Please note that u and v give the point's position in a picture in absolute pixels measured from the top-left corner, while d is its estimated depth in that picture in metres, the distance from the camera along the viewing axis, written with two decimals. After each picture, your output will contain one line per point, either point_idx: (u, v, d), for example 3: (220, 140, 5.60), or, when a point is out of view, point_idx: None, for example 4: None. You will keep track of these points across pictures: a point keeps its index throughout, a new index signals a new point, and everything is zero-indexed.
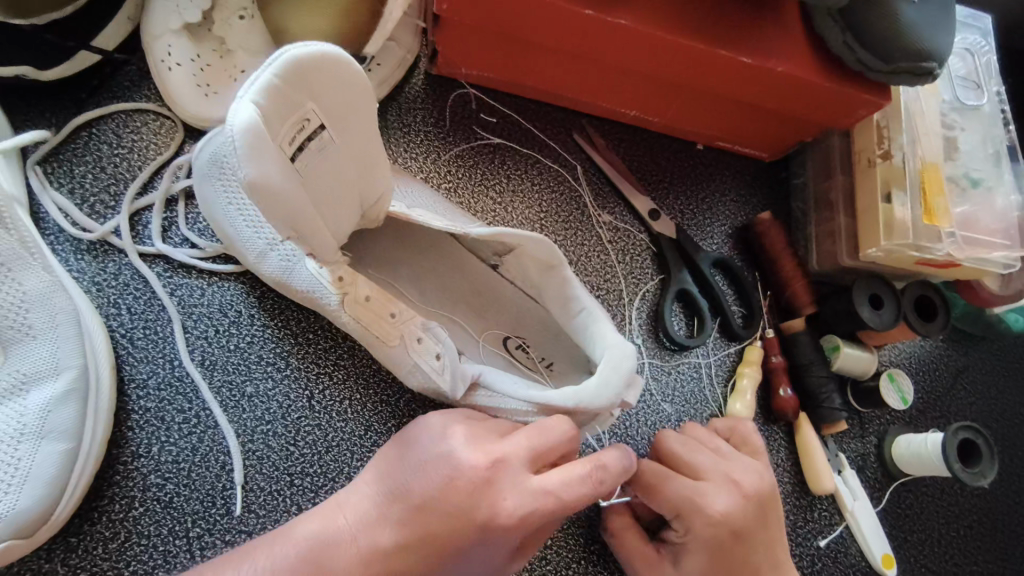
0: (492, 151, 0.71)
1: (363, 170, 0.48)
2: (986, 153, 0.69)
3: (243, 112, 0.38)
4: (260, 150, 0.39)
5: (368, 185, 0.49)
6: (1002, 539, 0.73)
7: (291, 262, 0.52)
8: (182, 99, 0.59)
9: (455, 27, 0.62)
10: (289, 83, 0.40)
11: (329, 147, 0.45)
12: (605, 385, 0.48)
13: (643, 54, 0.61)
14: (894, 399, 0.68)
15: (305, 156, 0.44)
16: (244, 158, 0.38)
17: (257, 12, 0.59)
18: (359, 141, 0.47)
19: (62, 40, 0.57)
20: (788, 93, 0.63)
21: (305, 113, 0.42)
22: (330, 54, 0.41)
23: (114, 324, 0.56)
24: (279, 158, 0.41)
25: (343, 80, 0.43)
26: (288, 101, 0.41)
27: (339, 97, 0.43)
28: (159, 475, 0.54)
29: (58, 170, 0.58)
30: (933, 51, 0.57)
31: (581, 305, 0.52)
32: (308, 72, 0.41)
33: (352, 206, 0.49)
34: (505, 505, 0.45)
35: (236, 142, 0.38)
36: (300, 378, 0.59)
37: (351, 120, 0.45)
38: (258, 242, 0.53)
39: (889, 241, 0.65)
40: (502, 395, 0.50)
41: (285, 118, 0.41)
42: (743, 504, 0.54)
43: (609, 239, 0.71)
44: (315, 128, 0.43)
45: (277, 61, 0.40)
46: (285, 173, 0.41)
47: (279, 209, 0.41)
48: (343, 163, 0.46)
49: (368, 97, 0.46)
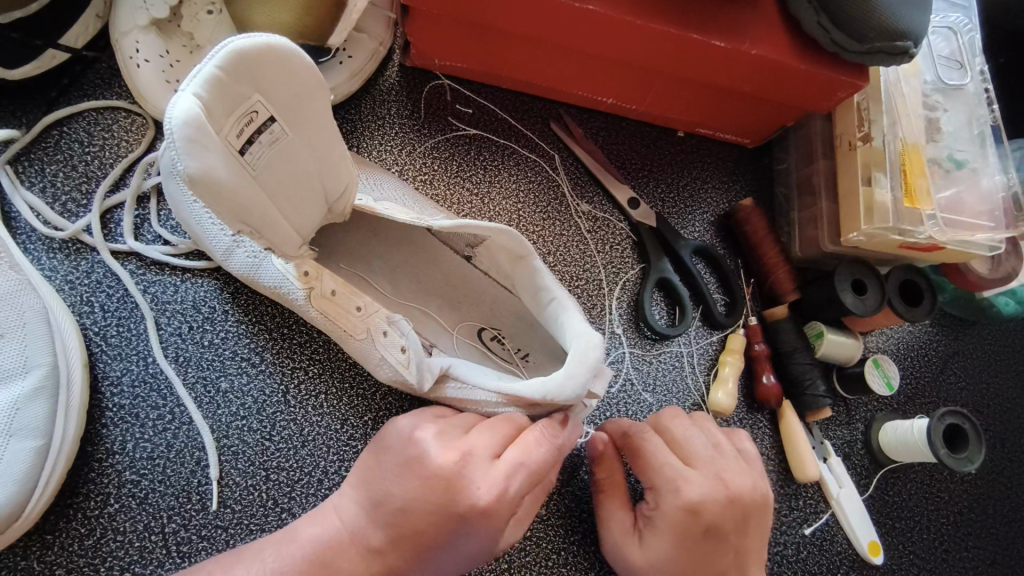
0: (468, 142, 0.70)
1: (319, 161, 0.48)
2: (969, 133, 0.68)
3: (183, 104, 0.38)
4: (202, 142, 0.38)
5: (327, 176, 0.49)
6: (992, 524, 0.72)
7: (257, 259, 0.53)
8: (152, 96, 0.59)
9: (424, 17, 0.61)
10: (232, 75, 0.40)
11: (281, 139, 0.45)
12: (572, 375, 0.47)
13: (613, 40, 0.60)
14: (877, 383, 0.67)
15: (256, 149, 0.43)
16: (184, 151, 0.38)
17: (225, 7, 0.59)
18: (314, 133, 0.47)
19: (28, 38, 0.56)
20: (763, 76, 0.62)
21: (253, 105, 0.41)
22: (275, 45, 0.41)
23: (88, 322, 0.56)
24: (224, 152, 0.40)
25: (291, 73, 0.43)
26: (232, 93, 0.40)
27: (288, 87, 0.43)
28: (133, 471, 0.54)
29: (29, 170, 0.58)
30: (908, 30, 0.56)
31: (552, 295, 0.52)
32: (252, 63, 0.40)
33: (312, 197, 0.49)
34: (474, 492, 0.44)
35: (173, 135, 0.37)
36: (275, 373, 0.59)
37: (303, 111, 0.45)
38: (223, 239, 0.54)
39: (869, 225, 0.64)
40: (470, 387, 0.50)
41: (232, 111, 0.41)
42: (721, 499, 0.51)
43: (588, 228, 0.71)
44: (263, 120, 0.43)
45: (220, 53, 0.39)
46: (231, 166, 0.41)
47: (223, 201, 0.41)
48: (295, 156, 0.46)
49: (321, 90, 0.45)
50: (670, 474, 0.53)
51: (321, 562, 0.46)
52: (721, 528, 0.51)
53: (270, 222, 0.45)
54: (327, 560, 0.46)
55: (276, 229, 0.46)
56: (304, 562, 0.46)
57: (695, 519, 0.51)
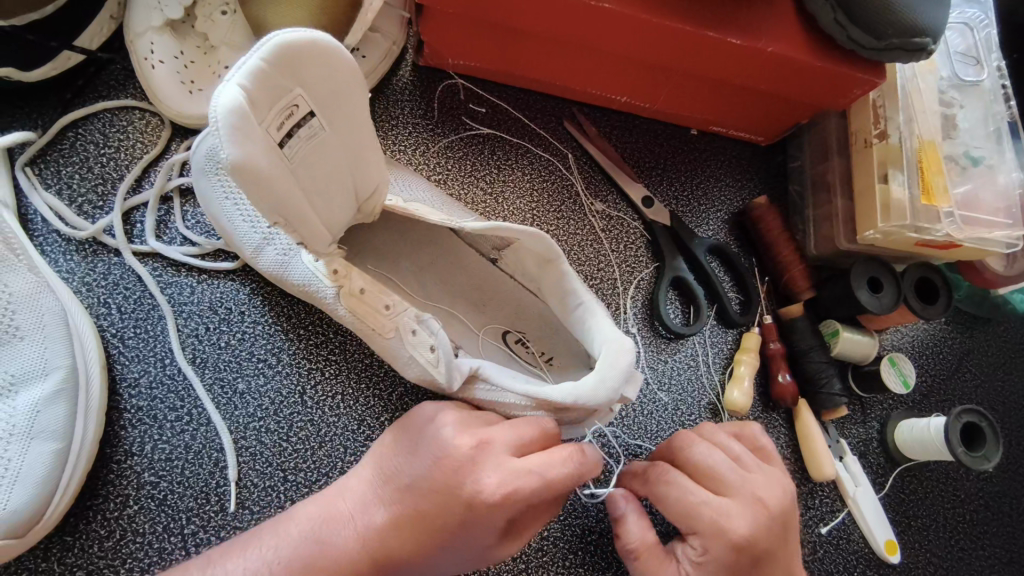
0: (482, 141, 0.70)
1: (355, 158, 0.48)
2: (985, 130, 0.67)
3: (227, 95, 0.38)
4: (244, 132, 0.38)
5: (360, 174, 0.49)
6: (1008, 523, 0.72)
7: (286, 257, 0.54)
8: (165, 96, 0.59)
9: (438, 17, 0.61)
10: (276, 69, 0.40)
11: (320, 134, 0.44)
12: (604, 380, 0.47)
13: (628, 38, 0.59)
14: (894, 383, 0.67)
15: (294, 142, 0.43)
16: (227, 139, 0.37)
17: (239, 8, 0.59)
18: (352, 130, 0.47)
19: (44, 39, 0.56)
20: (779, 73, 0.62)
21: (294, 98, 0.41)
22: (318, 40, 0.41)
23: (105, 323, 0.56)
24: (265, 143, 0.40)
25: (332, 69, 0.43)
26: (275, 86, 0.40)
27: (329, 82, 0.43)
28: (152, 472, 0.54)
29: (46, 171, 0.58)
30: (926, 26, 0.56)
31: (579, 299, 0.52)
32: (297, 57, 0.40)
33: (345, 195, 0.49)
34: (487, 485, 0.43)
35: (218, 122, 0.37)
36: (292, 373, 0.58)
37: (342, 107, 0.45)
38: (254, 237, 0.55)
39: (886, 223, 0.64)
40: (500, 389, 0.49)
41: (274, 103, 0.40)
42: (767, 530, 0.50)
43: (601, 228, 0.71)
44: (304, 113, 0.43)
45: (265, 46, 0.39)
46: (271, 157, 0.41)
47: (263, 192, 0.40)
48: (332, 151, 0.46)
49: (359, 86, 0.45)
50: (704, 507, 0.50)
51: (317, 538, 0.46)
52: (769, 554, 0.50)
53: (305, 217, 0.44)
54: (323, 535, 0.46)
55: (309, 224, 0.45)
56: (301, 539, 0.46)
57: (743, 552, 0.49)
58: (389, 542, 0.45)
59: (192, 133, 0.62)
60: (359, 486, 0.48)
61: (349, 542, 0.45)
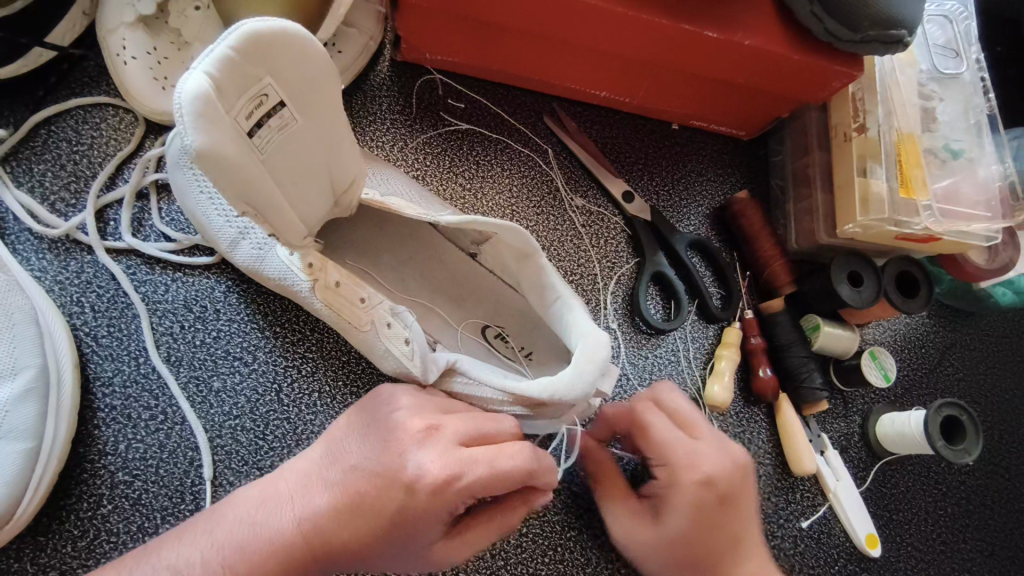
0: (460, 136, 0.69)
1: (328, 150, 0.47)
2: (966, 123, 0.67)
3: (192, 82, 0.37)
4: (210, 119, 0.38)
5: (335, 167, 0.49)
6: (989, 516, 0.72)
7: (262, 250, 0.54)
8: (138, 91, 0.58)
9: (414, 11, 0.61)
10: (245, 57, 0.39)
11: (291, 125, 0.44)
12: (580, 375, 0.47)
13: (605, 31, 0.59)
14: (874, 376, 0.67)
15: (265, 133, 0.42)
16: (193, 126, 0.37)
17: (211, 5, 0.60)
18: (326, 122, 0.46)
19: (14, 36, 0.56)
20: (757, 66, 0.61)
21: (263, 88, 0.41)
22: (287, 29, 0.41)
23: (78, 322, 0.56)
24: (232, 132, 0.39)
25: (305, 60, 0.42)
26: (244, 75, 0.40)
27: (299, 72, 0.42)
28: (126, 472, 0.54)
29: (17, 168, 0.58)
30: (902, 18, 0.56)
31: (557, 294, 0.51)
32: (266, 48, 0.40)
33: (319, 186, 0.48)
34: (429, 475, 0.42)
35: (182, 109, 0.37)
36: (268, 371, 0.58)
37: (313, 97, 0.44)
38: (228, 230, 0.54)
39: (865, 216, 0.63)
40: (479, 382, 0.49)
41: (244, 91, 0.40)
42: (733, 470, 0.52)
43: (582, 223, 0.70)
44: (273, 104, 0.42)
45: (233, 35, 0.39)
46: (239, 147, 0.40)
47: (231, 180, 0.40)
48: (303, 142, 0.45)
49: (332, 77, 0.45)
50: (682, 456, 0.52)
51: (253, 524, 0.45)
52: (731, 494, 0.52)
53: (277, 208, 0.44)
54: (259, 523, 0.45)
55: (281, 215, 0.44)
56: (232, 544, 0.44)
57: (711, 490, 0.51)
58: (337, 540, 0.44)
59: (167, 130, 0.61)
60: (305, 472, 0.47)
61: (288, 525, 0.44)
